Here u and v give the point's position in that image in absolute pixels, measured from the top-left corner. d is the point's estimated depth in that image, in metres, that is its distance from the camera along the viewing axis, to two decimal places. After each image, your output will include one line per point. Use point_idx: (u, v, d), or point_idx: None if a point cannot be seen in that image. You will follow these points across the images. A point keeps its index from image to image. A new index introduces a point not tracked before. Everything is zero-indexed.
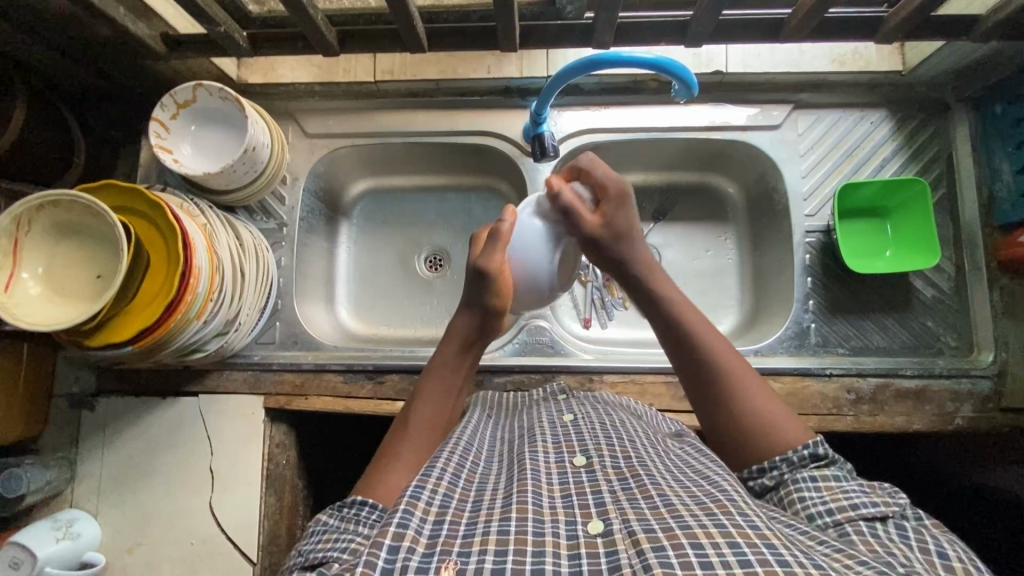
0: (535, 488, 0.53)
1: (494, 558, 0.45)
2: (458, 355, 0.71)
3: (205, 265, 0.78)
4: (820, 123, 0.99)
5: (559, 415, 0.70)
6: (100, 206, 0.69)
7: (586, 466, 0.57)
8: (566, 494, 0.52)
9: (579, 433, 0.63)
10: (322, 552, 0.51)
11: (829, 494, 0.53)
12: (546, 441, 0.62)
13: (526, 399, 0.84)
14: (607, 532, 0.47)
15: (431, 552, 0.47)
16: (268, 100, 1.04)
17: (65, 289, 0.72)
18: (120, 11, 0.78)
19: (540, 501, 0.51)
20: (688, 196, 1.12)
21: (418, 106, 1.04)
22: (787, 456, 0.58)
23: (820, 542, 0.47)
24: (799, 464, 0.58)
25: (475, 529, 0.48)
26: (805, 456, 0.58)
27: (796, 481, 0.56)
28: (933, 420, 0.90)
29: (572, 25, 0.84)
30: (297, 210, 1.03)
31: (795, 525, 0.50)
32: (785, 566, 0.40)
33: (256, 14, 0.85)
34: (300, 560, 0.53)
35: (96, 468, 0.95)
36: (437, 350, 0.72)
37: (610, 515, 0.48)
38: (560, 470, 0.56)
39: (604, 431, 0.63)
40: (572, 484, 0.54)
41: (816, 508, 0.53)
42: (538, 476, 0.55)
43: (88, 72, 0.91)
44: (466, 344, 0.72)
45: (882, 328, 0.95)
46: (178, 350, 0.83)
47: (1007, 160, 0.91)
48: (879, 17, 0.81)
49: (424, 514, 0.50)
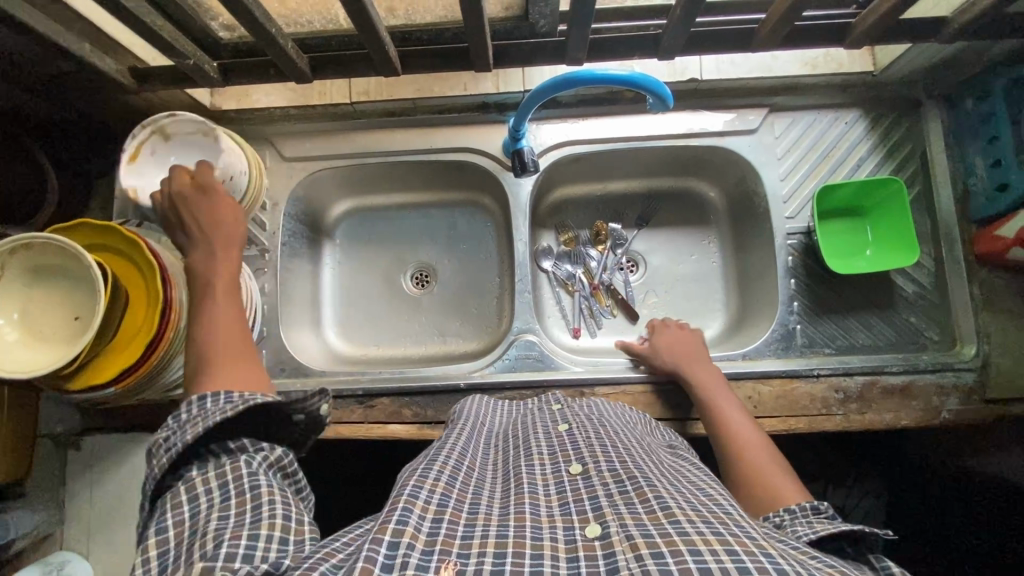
0: (532, 498, 0.53)
1: (493, 561, 0.44)
2: (220, 250, 0.72)
3: (186, 301, 0.78)
4: (796, 125, 1.00)
5: (554, 424, 0.71)
6: (73, 248, 0.68)
7: (582, 473, 0.57)
8: (564, 502, 0.52)
9: (574, 442, 0.64)
10: (215, 442, 0.54)
11: (818, 526, 0.56)
12: (541, 452, 0.63)
13: (524, 407, 0.86)
14: (604, 535, 0.47)
15: (430, 549, 0.45)
16: (243, 126, 1.03)
17: (41, 333, 0.70)
18: (86, 47, 0.78)
19: (537, 509, 0.51)
20: (668, 202, 1.13)
21: (396, 126, 1.03)
22: (790, 507, 0.61)
23: (812, 557, 0.47)
24: (799, 514, 0.60)
25: (473, 531, 0.48)
26: (807, 509, 0.60)
27: (793, 522, 0.59)
28: (921, 415, 0.91)
29: (545, 43, 0.84)
30: (278, 235, 1.02)
31: (786, 540, 0.50)
32: (783, 573, 0.40)
33: (225, 40, 0.84)
34: (179, 518, 0.49)
35: (85, 508, 0.94)
36: (195, 259, 0.71)
37: (606, 519, 0.48)
38: (556, 479, 0.57)
39: (598, 439, 0.65)
40: (569, 491, 0.54)
41: (804, 533, 0.55)
42: (536, 488, 0.55)
43: (56, 108, 0.89)
44: (228, 239, 0.73)
45: (866, 326, 0.97)
46: (163, 387, 0.82)
47: (980, 155, 0.93)
48: (848, 22, 0.82)
49: (422, 512, 0.49)
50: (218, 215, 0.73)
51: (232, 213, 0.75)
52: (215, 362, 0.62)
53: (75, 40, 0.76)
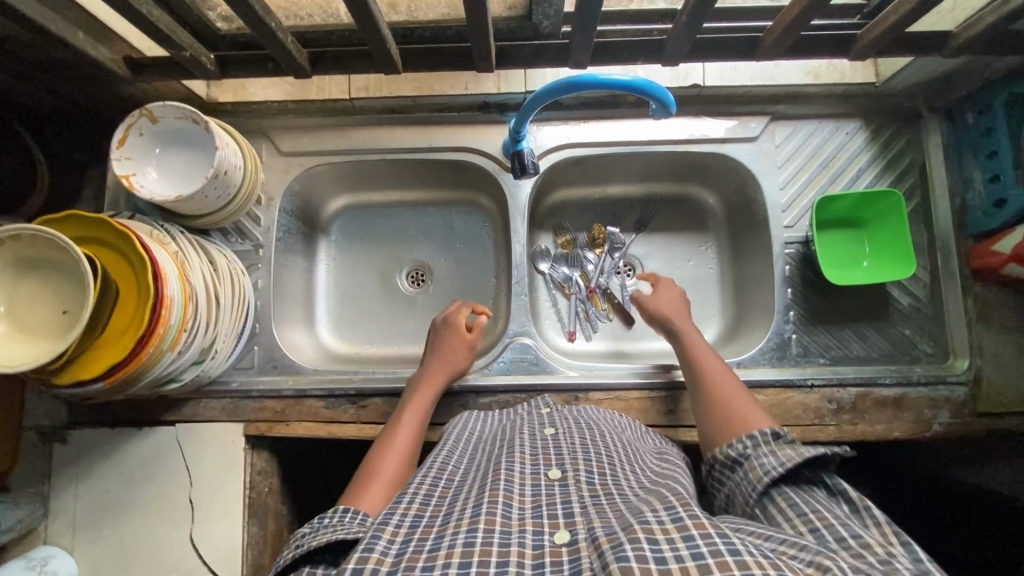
0: (506, 499, 0.53)
1: (457, 570, 0.45)
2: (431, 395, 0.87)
3: (177, 294, 0.76)
4: (797, 134, 1.00)
5: (540, 428, 0.72)
6: (63, 239, 0.66)
7: (560, 479, 0.58)
8: (536, 505, 0.53)
9: (557, 446, 0.65)
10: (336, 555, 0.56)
11: (781, 455, 0.62)
12: (523, 453, 0.63)
13: (506, 416, 0.82)
14: (572, 541, 0.48)
15: (395, 569, 0.46)
16: (240, 118, 1.01)
17: (27, 325, 0.68)
18: (79, 36, 0.76)
19: (508, 512, 0.52)
20: (667, 207, 1.13)
21: (395, 123, 1.02)
22: (753, 435, 0.66)
23: (767, 539, 0.50)
24: (762, 443, 0.65)
25: (440, 543, 0.48)
26: (769, 437, 0.65)
27: (759, 454, 0.64)
28: (912, 427, 0.92)
29: (548, 45, 0.84)
30: (273, 231, 1.01)
31: (751, 531, 0.52)
32: (737, 555, 0.42)
33: (223, 31, 0.82)
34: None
35: (69, 503, 0.92)
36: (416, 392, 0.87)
37: (577, 527, 0.50)
38: (534, 481, 0.58)
39: (583, 444, 0.65)
40: (544, 495, 0.55)
41: (770, 467, 0.61)
42: (512, 488, 0.56)
43: (47, 97, 0.87)
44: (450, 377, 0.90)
45: (861, 337, 0.97)
46: (152, 382, 0.80)
47: (978, 168, 0.92)
48: (853, 34, 0.81)
49: (391, 536, 0.50)
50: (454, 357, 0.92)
51: (461, 359, 0.92)
52: (378, 479, 0.68)
53: (68, 28, 0.74)
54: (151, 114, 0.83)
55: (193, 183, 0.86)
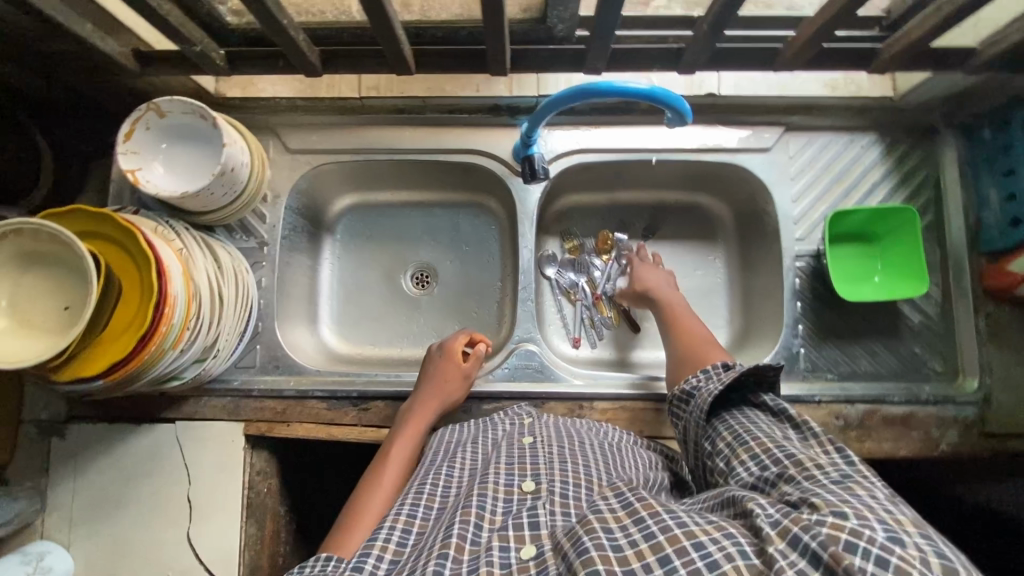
0: (477, 519, 0.56)
1: None
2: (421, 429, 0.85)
3: (181, 292, 0.75)
4: (811, 146, 0.98)
5: (519, 435, 0.73)
6: (67, 235, 0.65)
7: (534, 491, 0.61)
8: (504, 522, 0.57)
9: (533, 454, 0.67)
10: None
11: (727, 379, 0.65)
12: (500, 462, 0.66)
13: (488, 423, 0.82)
14: (538, 554, 0.52)
15: None
16: (248, 114, 1.00)
17: (29, 321, 0.67)
18: (88, 28, 0.75)
19: (477, 536, 0.55)
20: (676, 214, 1.12)
21: (404, 123, 1.01)
22: (706, 370, 0.69)
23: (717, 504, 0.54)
24: (713, 374, 0.68)
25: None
26: (720, 368, 0.68)
27: (709, 383, 0.67)
28: (919, 446, 0.91)
29: (564, 50, 0.82)
30: (278, 228, 0.99)
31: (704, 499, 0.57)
32: (683, 527, 0.48)
33: (232, 26, 0.80)
34: None
35: (66, 499, 0.91)
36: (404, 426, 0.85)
37: (543, 540, 0.53)
38: (507, 495, 0.61)
39: (557, 451, 0.68)
40: (515, 509, 0.58)
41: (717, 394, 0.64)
42: (484, 504, 0.59)
43: (53, 88, 0.86)
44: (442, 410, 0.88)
45: (871, 353, 0.95)
46: (154, 379, 0.80)
47: (995, 187, 0.91)
48: (874, 47, 0.80)
49: None
50: (446, 390, 0.89)
51: (454, 392, 0.90)
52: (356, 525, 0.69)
53: (77, 19, 0.73)
54: (158, 108, 0.82)
55: (197, 179, 0.85)
